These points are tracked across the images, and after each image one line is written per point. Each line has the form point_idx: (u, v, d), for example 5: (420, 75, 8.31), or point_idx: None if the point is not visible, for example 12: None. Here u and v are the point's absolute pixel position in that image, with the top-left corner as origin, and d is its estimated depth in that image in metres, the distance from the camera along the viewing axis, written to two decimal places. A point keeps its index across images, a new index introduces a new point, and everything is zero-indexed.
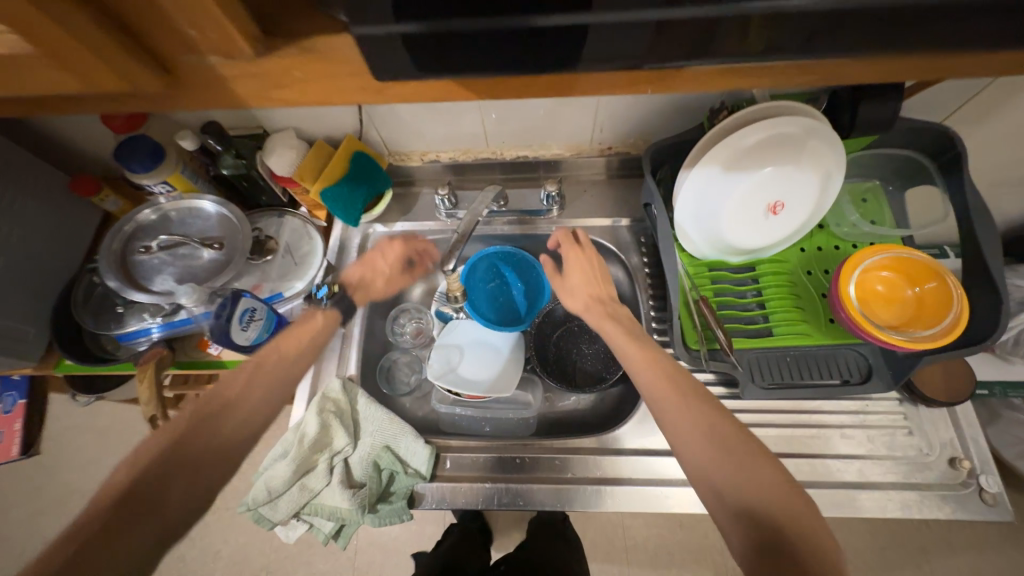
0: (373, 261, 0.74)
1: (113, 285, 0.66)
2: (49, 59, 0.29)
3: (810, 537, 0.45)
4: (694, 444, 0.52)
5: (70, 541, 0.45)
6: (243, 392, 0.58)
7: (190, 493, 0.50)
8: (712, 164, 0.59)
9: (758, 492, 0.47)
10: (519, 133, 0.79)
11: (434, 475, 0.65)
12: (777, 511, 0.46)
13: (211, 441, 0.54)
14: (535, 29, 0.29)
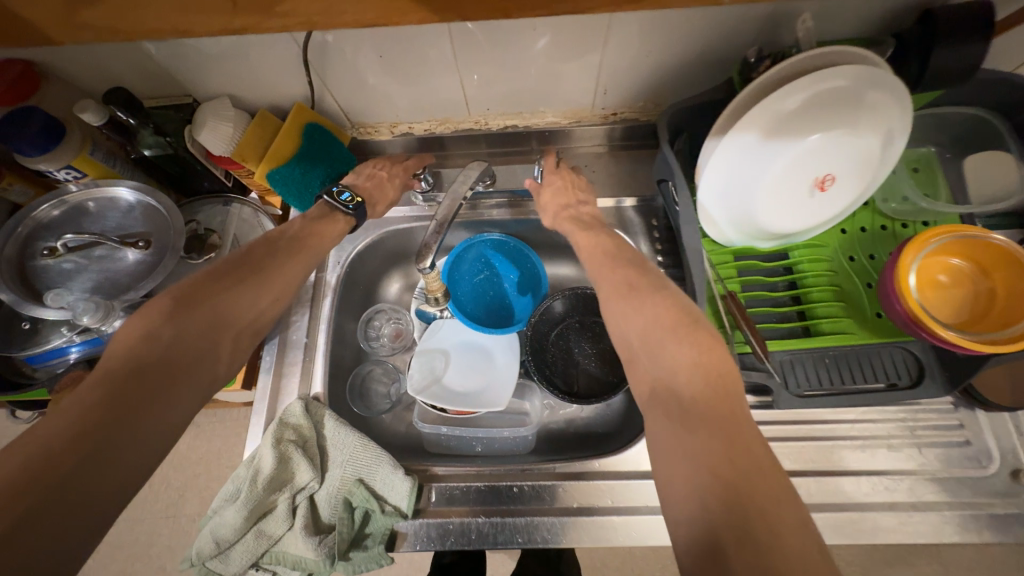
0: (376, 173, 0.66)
1: (8, 298, 0.53)
2: None
3: (744, 457, 0.37)
4: (631, 344, 0.48)
5: (94, 407, 0.38)
6: (268, 263, 0.54)
7: (217, 364, 0.47)
8: (746, 134, 0.48)
9: (687, 384, 0.42)
10: (506, 97, 0.66)
11: (418, 511, 0.55)
12: (703, 406, 0.40)
13: (244, 312, 0.50)
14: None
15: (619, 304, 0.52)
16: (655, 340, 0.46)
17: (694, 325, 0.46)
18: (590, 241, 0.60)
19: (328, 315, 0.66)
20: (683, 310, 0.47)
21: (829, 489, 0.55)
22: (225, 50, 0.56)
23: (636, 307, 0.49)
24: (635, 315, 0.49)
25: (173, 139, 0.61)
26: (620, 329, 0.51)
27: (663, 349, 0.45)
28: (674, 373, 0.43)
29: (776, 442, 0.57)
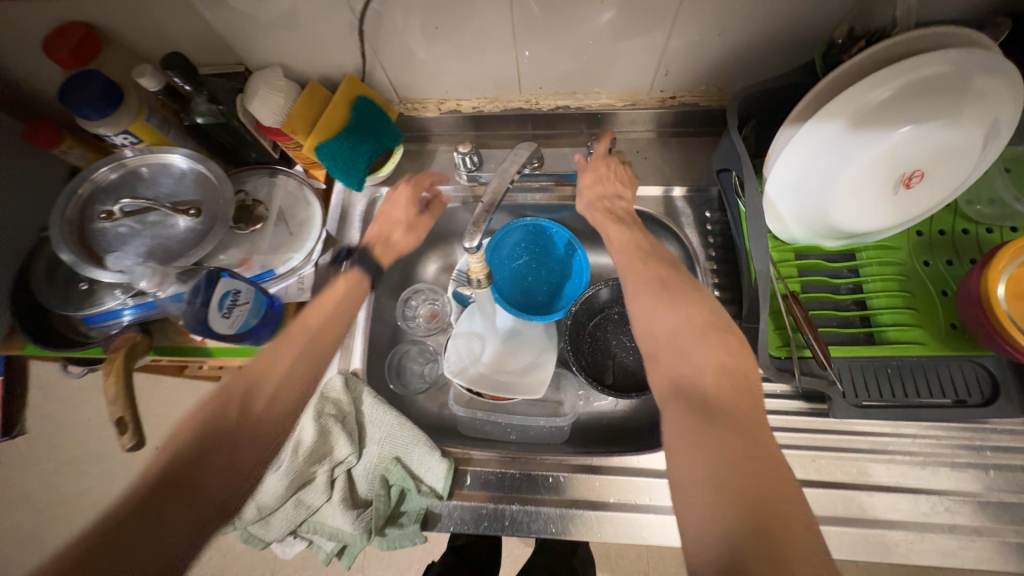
0: (395, 206, 0.64)
1: (68, 257, 0.55)
2: None
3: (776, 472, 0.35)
4: (654, 340, 0.47)
5: None
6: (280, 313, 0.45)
7: None
8: (830, 124, 0.44)
9: (716, 387, 0.40)
10: (561, 76, 0.63)
11: (453, 493, 0.55)
12: (734, 413, 0.39)
13: None
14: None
15: (647, 297, 0.49)
16: (679, 338, 0.45)
17: (725, 329, 0.45)
18: (622, 237, 0.57)
19: (370, 292, 0.66)
20: (712, 312, 0.46)
21: (883, 505, 0.52)
22: (281, 16, 0.55)
23: (660, 305, 0.48)
24: (660, 313, 0.47)
25: (227, 108, 0.61)
26: (640, 329, 0.49)
27: (689, 348, 0.44)
28: (700, 373, 0.42)
29: (827, 451, 0.54)
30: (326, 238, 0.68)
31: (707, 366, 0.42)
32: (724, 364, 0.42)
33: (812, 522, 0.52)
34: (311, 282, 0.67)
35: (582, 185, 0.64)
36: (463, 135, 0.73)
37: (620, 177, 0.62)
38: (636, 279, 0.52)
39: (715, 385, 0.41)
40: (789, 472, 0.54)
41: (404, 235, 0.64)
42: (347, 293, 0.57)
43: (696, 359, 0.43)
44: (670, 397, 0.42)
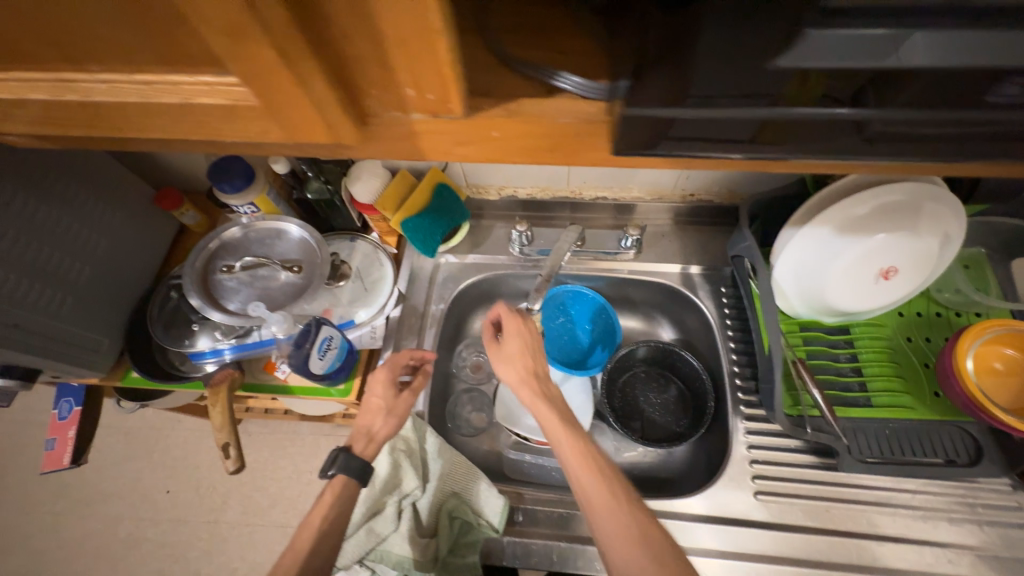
0: (367, 417, 0.60)
1: (196, 302, 0.66)
2: (263, 113, 0.24)
3: None
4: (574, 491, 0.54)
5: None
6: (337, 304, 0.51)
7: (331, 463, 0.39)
8: (821, 227, 0.58)
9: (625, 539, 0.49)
10: (602, 175, 0.78)
11: (506, 529, 0.60)
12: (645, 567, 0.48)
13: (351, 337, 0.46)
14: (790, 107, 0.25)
15: (558, 448, 0.56)
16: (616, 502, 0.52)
17: (613, 482, 0.53)
18: (535, 402, 0.59)
19: (433, 344, 0.77)
20: (598, 459, 0.55)
21: (892, 554, 0.58)
22: None
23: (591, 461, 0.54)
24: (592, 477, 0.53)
25: (333, 188, 0.76)
26: (576, 477, 0.54)
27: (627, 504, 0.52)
28: (613, 533, 0.50)
29: (839, 502, 0.61)
30: (397, 294, 0.79)
31: (613, 519, 0.51)
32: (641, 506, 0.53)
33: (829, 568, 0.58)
34: (382, 332, 0.77)
35: (500, 364, 0.62)
36: (516, 214, 0.87)
37: (537, 342, 0.63)
38: (547, 430, 0.57)
39: (632, 542, 0.49)
40: (805, 520, 0.61)
41: (386, 428, 0.60)
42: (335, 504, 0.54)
43: (603, 516, 0.51)
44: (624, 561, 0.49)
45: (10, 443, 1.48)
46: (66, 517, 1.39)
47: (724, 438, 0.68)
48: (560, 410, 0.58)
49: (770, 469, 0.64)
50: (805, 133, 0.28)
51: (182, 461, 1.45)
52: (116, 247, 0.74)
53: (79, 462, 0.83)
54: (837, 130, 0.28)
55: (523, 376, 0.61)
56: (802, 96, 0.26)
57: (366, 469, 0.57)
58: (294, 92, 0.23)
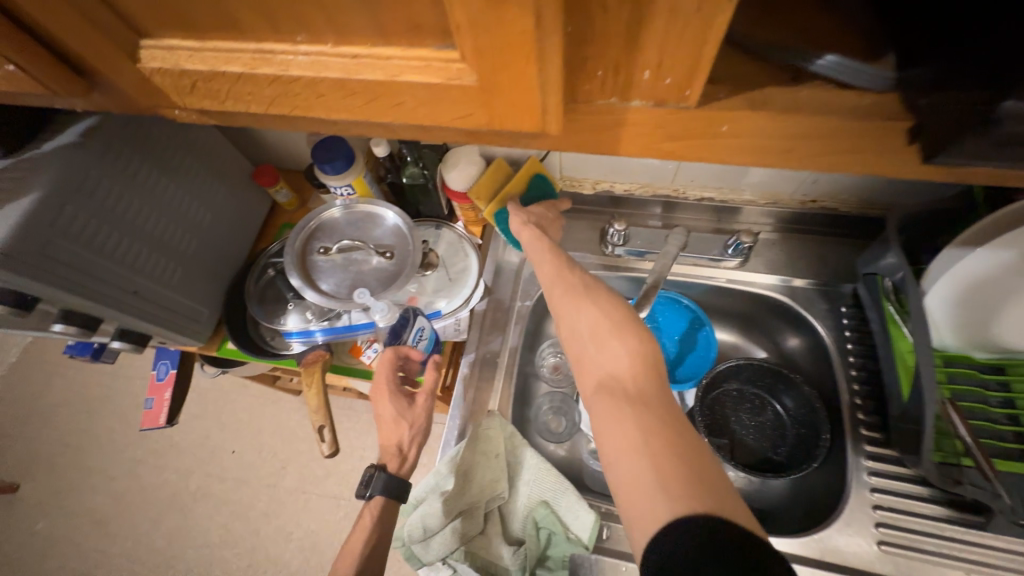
0: (391, 435, 0.61)
1: (295, 281, 0.67)
2: (474, 98, 0.22)
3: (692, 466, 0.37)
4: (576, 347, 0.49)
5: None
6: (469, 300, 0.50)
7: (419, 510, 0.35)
8: (1002, 251, 0.49)
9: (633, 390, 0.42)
10: (710, 173, 0.72)
11: (595, 547, 0.57)
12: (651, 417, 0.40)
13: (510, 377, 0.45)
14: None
15: (564, 304, 0.52)
16: (584, 337, 0.48)
17: (630, 326, 0.46)
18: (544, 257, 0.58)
19: (516, 341, 0.74)
20: (621, 309, 0.49)
21: None
22: None
23: (569, 298, 0.52)
24: (566, 315, 0.51)
25: (428, 173, 0.74)
26: (571, 343, 0.50)
27: (597, 348, 0.47)
28: (617, 376, 0.44)
29: (984, 567, 0.54)
30: (483, 287, 0.77)
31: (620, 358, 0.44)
32: (631, 327, 0.47)
33: None
34: (466, 325, 0.76)
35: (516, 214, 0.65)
36: (608, 211, 0.82)
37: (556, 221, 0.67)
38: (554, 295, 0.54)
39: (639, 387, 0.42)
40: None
41: (412, 440, 0.62)
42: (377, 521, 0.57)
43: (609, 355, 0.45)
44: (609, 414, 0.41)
45: (100, 391, 1.62)
46: (144, 464, 1.51)
47: (840, 476, 0.61)
48: (555, 266, 0.56)
49: (897, 519, 0.57)
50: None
51: (248, 424, 1.53)
52: (219, 221, 0.76)
53: (172, 422, 0.88)
54: None
55: (538, 257, 0.60)
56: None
57: (400, 486, 0.59)
58: (527, 74, 0.20)
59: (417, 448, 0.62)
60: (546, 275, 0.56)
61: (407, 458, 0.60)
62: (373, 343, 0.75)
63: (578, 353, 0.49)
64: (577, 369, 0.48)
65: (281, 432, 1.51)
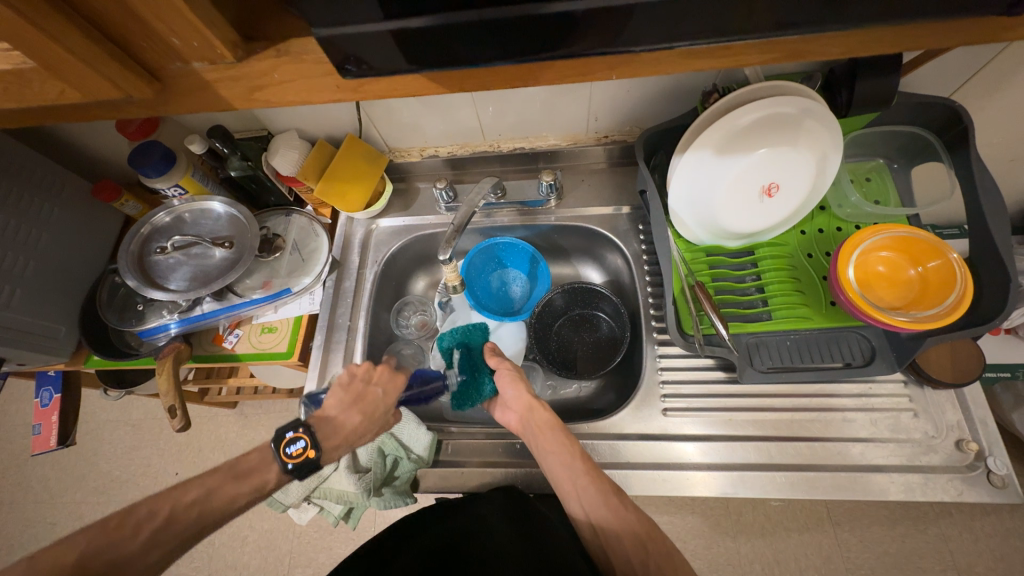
0: (348, 415, 0.61)
1: (133, 283, 0.70)
2: (48, 74, 0.27)
3: None
4: (593, 540, 0.54)
5: None
6: (533, 440, 0.61)
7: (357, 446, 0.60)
8: (705, 150, 0.59)
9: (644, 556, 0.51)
10: (514, 124, 0.79)
11: (437, 460, 0.66)
12: None
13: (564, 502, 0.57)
14: (518, 17, 0.28)
15: (563, 477, 0.57)
16: (633, 563, 0.51)
17: (634, 513, 0.54)
18: (538, 412, 0.63)
19: (367, 305, 0.82)
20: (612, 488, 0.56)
21: (787, 452, 0.63)
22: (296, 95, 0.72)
23: (609, 521, 0.53)
24: (605, 535, 0.53)
25: (253, 163, 0.78)
26: (569, 498, 0.56)
27: (607, 515, 0.53)
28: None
29: (744, 411, 0.66)
30: (332, 261, 0.83)
31: (627, 537, 0.52)
32: (668, 554, 0.51)
33: (734, 470, 0.63)
34: (320, 298, 0.81)
35: (508, 395, 0.66)
36: (444, 173, 0.89)
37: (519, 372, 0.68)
38: (560, 474, 0.57)
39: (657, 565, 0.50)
40: (709, 430, 0.65)
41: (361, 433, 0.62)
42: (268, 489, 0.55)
43: (617, 538, 0.52)
44: (613, 540, 0.52)
45: (26, 444, 1.58)
46: (86, 505, 1.49)
47: (641, 366, 0.73)
48: (558, 447, 0.59)
49: (680, 388, 0.68)
50: (574, 74, 0.34)
51: (187, 445, 1.54)
52: (60, 241, 0.78)
53: (66, 443, 0.91)
54: (594, 68, 0.33)
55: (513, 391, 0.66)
56: (501, 38, 0.29)
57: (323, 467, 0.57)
58: (55, 50, 0.26)
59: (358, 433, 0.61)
60: (563, 478, 0.57)
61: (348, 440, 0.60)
62: (234, 329, 0.81)
63: (593, 534, 0.54)
64: (591, 545, 0.54)
65: (221, 444, 1.53)
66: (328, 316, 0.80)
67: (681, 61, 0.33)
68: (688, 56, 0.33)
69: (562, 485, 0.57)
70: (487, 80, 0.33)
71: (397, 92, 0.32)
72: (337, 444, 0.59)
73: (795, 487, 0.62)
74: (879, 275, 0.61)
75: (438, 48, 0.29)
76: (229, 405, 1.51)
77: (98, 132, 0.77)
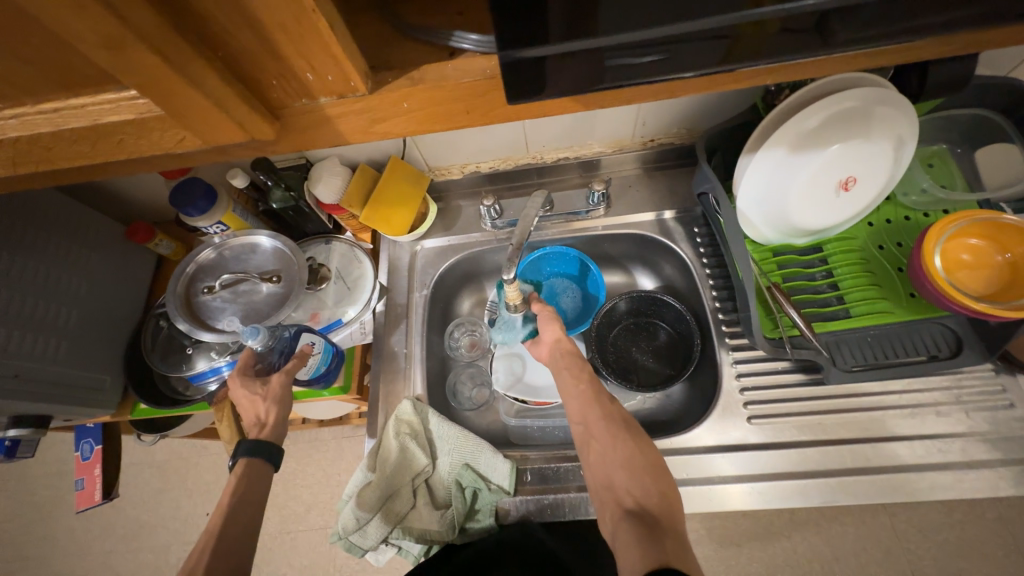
0: (249, 411, 0.63)
1: (183, 326, 0.67)
2: (172, 121, 0.25)
3: (685, 546, 0.46)
4: (587, 450, 0.58)
5: None
6: (556, 365, 0.67)
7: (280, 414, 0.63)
8: (775, 149, 0.58)
9: (625, 464, 0.54)
10: (558, 135, 0.78)
11: (517, 490, 0.63)
12: (649, 497, 0.51)
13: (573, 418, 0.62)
14: (680, 33, 0.26)
15: (575, 395, 0.62)
16: (615, 464, 0.55)
17: (628, 430, 0.57)
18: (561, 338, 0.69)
19: (420, 329, 0.79)
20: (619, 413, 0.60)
21: (884, 454, 0.61)
22: None
23: (603, 431, 0.57)
24: (596, 444, 0.57)
25: (296, 193, 0.75)
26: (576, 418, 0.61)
27: (605, 433, 0.57)
28: (617, 478, 0.53)
29: (833, 415, 0.63)
30: (380, 288, 0.80)
31: (615, 449, 0.55)
32: (646, 462, 0.54)
33: (831, 477, 0.60)
34: (371, 327, 0.79)
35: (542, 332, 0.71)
36: (484, 189, 0.87)
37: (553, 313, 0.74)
38: (575, 395, 0.62)
39: (636, 472, 0.53)
40: (799, 436, 0.63)
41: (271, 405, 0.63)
42: (243, 488, 0.57)
43: (606, 446, 0.56)
44: (601, 447, 0.56)
45: (51, 494, 1.53)
46: (117, 553, 1.44)
47: (715, 372, 0.70)
48: (573, 374, 0.64)
49: (762, 394, 0.66)
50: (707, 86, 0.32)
51: (215, 483, 1.48)
52: (100, 287, 0.75)
53: (110, 496, 0.87)
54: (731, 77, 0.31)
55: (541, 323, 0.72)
56: (650, 54, 0.27)
57: (265, 450, 0.60)
58: (190, 94, 0.23)
59: (280, 417, 0.63)
60: (573, 399, 0.62)
61: (270, 426, 0.62)
62: None
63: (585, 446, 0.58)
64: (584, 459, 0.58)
65: None
66: (381, 344, 0.78)
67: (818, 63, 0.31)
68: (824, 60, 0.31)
69: (569, 401, 0.63)
70: (619, 98, 0.31)
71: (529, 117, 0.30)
72: (264, 425, 0.62)
73: (895, 490, 0.59)
74: (965, 263, 0.59)
75: (583, 68, 0.27)
76: None
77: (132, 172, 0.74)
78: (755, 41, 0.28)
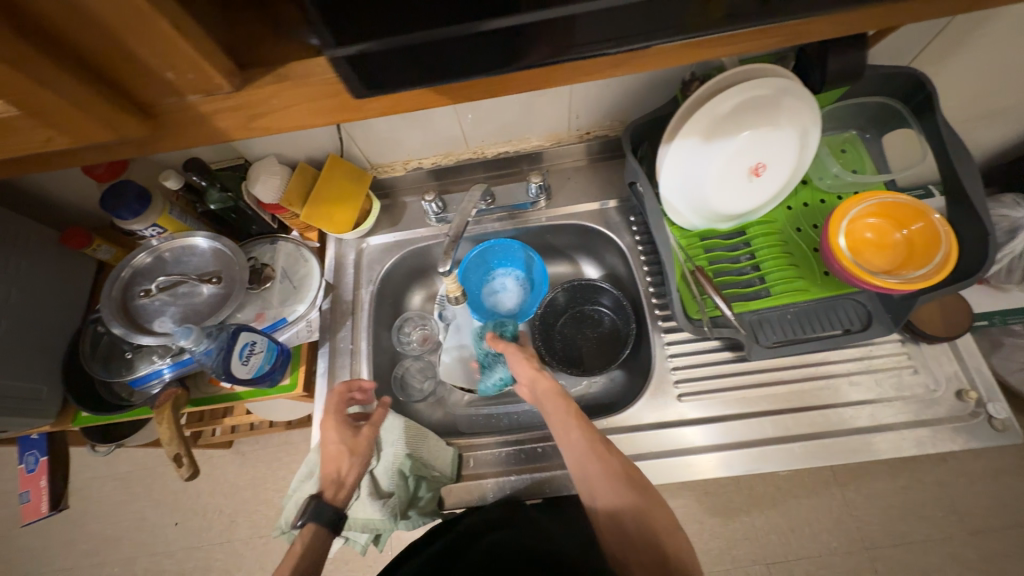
0: (331, 463, 0.63)
1: (119, 330, 0.66)
2: (35, 122, 0.26)
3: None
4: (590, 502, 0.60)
5: None
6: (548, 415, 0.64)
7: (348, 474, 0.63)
8: (690, 137, 0.61)
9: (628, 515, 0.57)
10: (495, 130, 0.79)
11: (460, 475, 0.67)
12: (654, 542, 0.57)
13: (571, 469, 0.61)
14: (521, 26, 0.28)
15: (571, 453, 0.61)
16: (618, 517, 0.58)
17: (629, 480, 0.58)
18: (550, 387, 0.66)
19: (367, 325, 0.80)
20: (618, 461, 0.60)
21: (801, 422, 0.65)
22: None
23: (604, 486, 0.58)
24: (599, 495, 0.58)
25: (234, 194, 0.75)
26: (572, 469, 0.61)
27: (605, 488, 0.58)
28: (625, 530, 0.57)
29: (756, 389, 0.67)
30: (325, 286, 0.80)
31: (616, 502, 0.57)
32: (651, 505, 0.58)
33: (753, 446, 0.64)
34: (318, 324, 0.78)
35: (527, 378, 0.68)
36: (428, 184, 0.88)
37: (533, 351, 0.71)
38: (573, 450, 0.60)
39: (637, 520, 0.57)
40: (725, 410, 0.66)
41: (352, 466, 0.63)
42: (308, 551, 0.57)
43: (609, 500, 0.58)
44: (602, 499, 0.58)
45: (9, 512, 1.49)
46: (81, 568, 1.41)
47: (650, 354, 0.74)
48: (567, 426, 0.62)
49: (692, 372, 0.69)
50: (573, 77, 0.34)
51: (181, 492, 1.46)
52: (32, 295, 0.74)
53: (58, 508, 0.86)
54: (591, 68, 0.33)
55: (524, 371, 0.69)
56: (500, 47, 0.29)
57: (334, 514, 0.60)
58: (43, 93, 0.24)
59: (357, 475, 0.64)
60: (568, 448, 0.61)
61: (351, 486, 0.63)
62: None
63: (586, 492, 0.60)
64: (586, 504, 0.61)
65: (221, 487, 1.45)
66: (329, 341, 0.79)
67: (673, 54, 0.33)
68: (680, 50, 0.33)
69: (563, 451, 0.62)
70: (486, 89, 0.32)
71: (399, 108, 0.32)
72: (340, 482, 0.62)
73: (812, 455, 0.63)
74: (868, 241, 0.64)
75: (436, 61, 0.29)
76: (225, 446, 1.44)
77: (61, 176, 0.73)
78: (599, 34, 0.30)
